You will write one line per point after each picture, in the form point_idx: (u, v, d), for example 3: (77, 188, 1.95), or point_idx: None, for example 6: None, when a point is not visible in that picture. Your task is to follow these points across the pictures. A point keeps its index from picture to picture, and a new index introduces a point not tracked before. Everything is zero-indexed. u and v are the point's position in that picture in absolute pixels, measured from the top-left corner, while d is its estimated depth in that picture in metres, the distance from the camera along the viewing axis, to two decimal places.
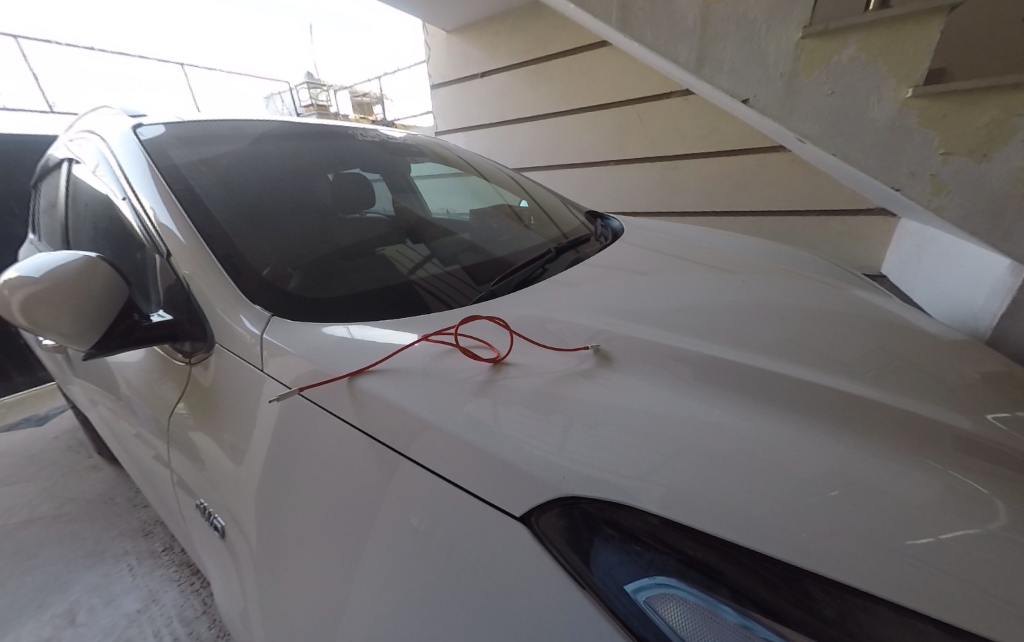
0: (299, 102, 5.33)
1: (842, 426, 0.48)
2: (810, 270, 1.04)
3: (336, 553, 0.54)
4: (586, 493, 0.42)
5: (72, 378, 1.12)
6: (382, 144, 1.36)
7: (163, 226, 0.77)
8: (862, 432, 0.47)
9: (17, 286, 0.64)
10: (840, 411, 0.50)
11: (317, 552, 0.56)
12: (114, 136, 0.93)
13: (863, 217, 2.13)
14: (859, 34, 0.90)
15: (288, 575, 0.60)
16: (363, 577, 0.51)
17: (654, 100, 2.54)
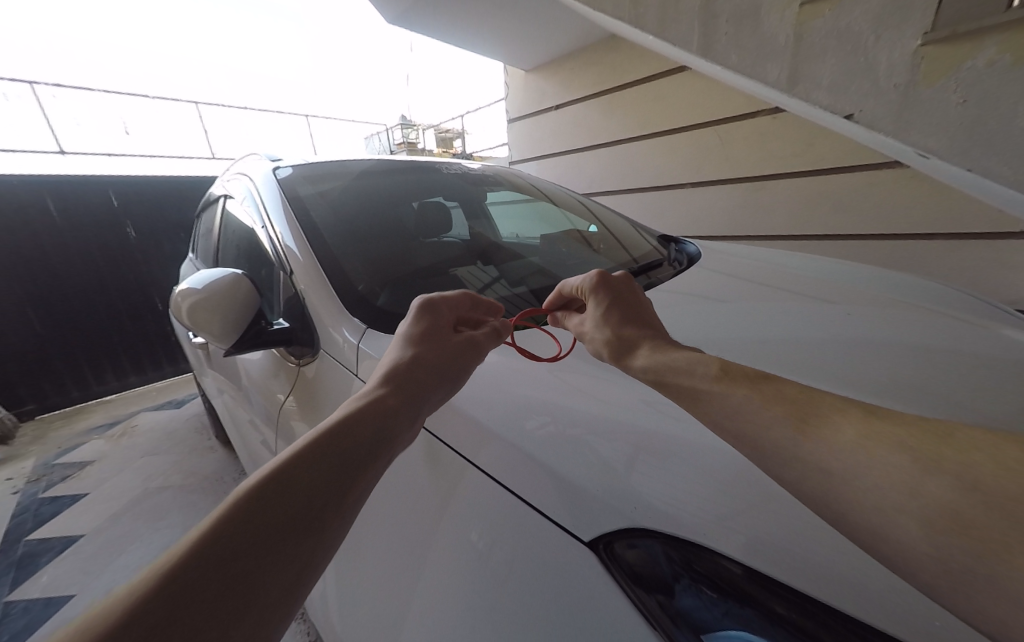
0: (393, 140, 5.99)
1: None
2: (936, 301, 0.89)
3: (397, 555, 0.56)
4: (658, 527, 0.41)
5: (208, 371, 1.35)
6: (463, 175, 1.48)
7: (288, 248, 0.91)
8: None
9: (186, 295, 0.80)
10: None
11: (383, 551, 0.58)
12: (259, 176, 1.15)
13: (1014, 241, 1.77)
14: (999, 35, 0.78)
15: (351, 568, 0.64)
16: (425, 584, 0.52)
17: (737, 120, 2.42)
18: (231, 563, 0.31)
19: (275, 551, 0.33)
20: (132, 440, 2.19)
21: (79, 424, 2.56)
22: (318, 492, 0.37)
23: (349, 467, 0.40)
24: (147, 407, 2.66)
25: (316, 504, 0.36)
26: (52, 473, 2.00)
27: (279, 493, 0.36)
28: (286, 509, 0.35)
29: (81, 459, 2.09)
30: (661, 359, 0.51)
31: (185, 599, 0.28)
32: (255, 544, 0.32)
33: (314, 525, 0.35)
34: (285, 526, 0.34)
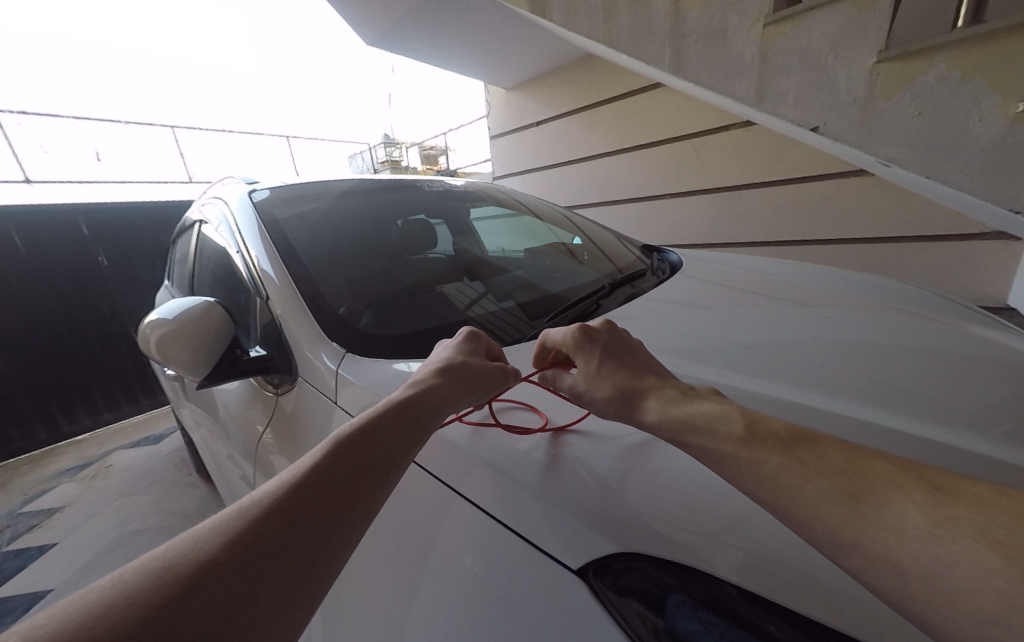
0: (377, 159, 6.03)
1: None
2: (909, 302, 0.92)
3: (378, 597, 0.52)
4: (651, 550, 0.40)
5: (185, 403, 1.30)
6: (445, 192, 1.49)
7: (265, 272, 0.89)
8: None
9: (155, 326, 0.76)
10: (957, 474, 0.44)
11: (364, 597, 0.54)
12: (234, 200, 1.13)
13: (976, 241, 1.85)
14: (948, 51, 0.83)
15: (332, 617, 0.59)
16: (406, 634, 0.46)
17: (711, 132, 2.50)
18: (296, 524, 0.32)
19: (331, 518, 0.34)
20: (105, 480, 2.10)
21: (50, 466, 2.43)
22: (367, 471, 0.39)
23: (396, 449, 0.42)
24: (123, 443, 2.55)
25: (367, 482, 0.38)
26: (17, 523, 1.89)
27: (333, 467, 0.37)
28: (339, 483, 0.36)
29: (50, 505, 1.98)
30: (674, 412, 0.45)
31: (255, 555, 0.30)
32: (313, 510, 0.34)
33: (365, 501, 0.36)
34: (340, 496, 0.35)
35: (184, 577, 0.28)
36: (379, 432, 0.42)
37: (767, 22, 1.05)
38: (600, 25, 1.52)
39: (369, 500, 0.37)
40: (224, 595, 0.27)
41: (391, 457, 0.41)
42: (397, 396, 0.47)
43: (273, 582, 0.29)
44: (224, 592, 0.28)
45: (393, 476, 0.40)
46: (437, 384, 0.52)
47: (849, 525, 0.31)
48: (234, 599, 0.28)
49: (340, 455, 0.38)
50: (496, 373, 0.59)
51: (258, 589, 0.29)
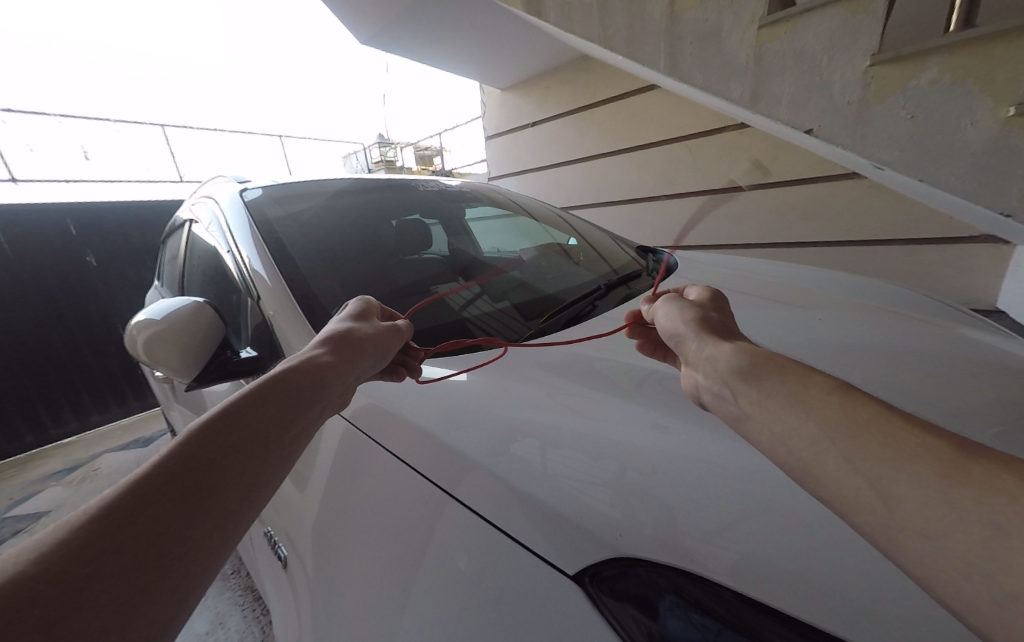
0: (372, 159, 6.00)
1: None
2: (901, 303, 0.93)
3: (370, 602, 0.52)
4: (647, 554, 0.40)
5: (174, 406, 1.28)
6: (440, 192, 1.48)
7: (256, 272, 0.88)
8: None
9: (143, 327, 0.74)
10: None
11: (357, 601, 0.54)
12: (225, 199, 1.11)
13: (963, 244, 1.88)
14: (940, 55, 0.84)
15: (324, 620, 0.59)
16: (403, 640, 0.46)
17: (705, 135, 2.52)
18: (152, 516, 0.30)
19: (197, 502, 0.33)
20: (93, 484, 2.06)
21: (36, 470, 2.39)
22: (239, 452, 0.37)
23: (270, 427, 0.41)
24: (112, 446, 2.51)
25: (239, 462, 0.37)
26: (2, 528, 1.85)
27: (193, 454, 0.35)
28: (203, 467, 0.35)
29: (36, 509, 1.95)
30: (756, 352, 0.43)
31: (99, 555, 0.28)
32: (171, 497, 0.32)
33: (239, 479, 0.36)
34: (205, 481, 0.34)
35: (6, 596, 0.24)
36: (251, 415, 0.41)
37: (762, 25, 1.06)
38: (596, 26, 1.52)
39: (242, 477, 0.36)
40: (67, 600, 0.25)
41: (267, 436, 0.40)
42: (263, 379, 0.45)
43: (130, 575, 0.28)
44: (64, 598, 0.25)
45: (272, 452, 0.39)
46: (319, 359, 0.50)
47: (846, 522, 0.31)
48: (76, 602, 0.26)
49: (201, 442, 0.36)
50: (381, 348, 0.58)
51: (103, 590, 0.27)
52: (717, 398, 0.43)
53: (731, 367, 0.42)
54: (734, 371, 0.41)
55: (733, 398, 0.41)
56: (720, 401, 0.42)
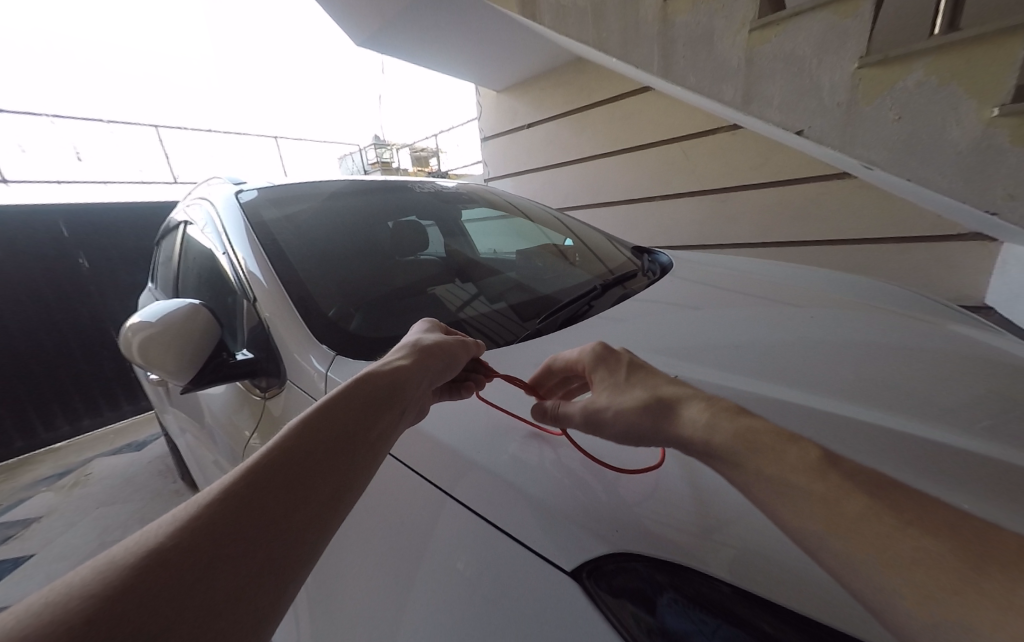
0: (367, 161, 5.99)
1: (947, 484, 0.43)
2: (892, 301, 0.94)
3: (369, 601, 0.52)
4: (644, 550, 0.40)
5: (168, 408, 1.27)
6: (436, 194, 1.48)
7: (251, 274, 0.88)
8: (972, 494, 0.42)
9: (139, 330, 0.74)
10: (938, 469, 0.45)
11: (355, 602, 0.54)
12: (220, 201, 1.11)
13: (953, 242, 1.91)
14: (926, 58, 0.86)
15: (324, 620, 0.59)
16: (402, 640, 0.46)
17: (699, 136, 2.54)
18: (253, 511, 0.31)
19: (292, 503, 0.33)
20: (85, 489, 2.04)
21: (27, 475, 2.36)
22: (330, 456, 0.37)
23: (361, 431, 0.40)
24: (104, 450, 2.48)
25: (331, 467, 0.36)
26: None
27: (292, 454, 0.36)
28: (300, 469, 0.35)
29: (27, 514, 1.92)
30: (723, 424, 0.40)
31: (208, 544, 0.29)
32: (269, 496, 0.33)
33: (330, 485, 0.35)
34: (299, 483, 0.34)
35: (134, 572, 0.27)
36: (343, 417, 0.41)
37: (752, 28, 1.08)
38: (589, 29, 1.53)
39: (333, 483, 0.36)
40: (180, 582, 0.27)
41: (357, 442, 0.39)
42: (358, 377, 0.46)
43: (231, 567, 0.28)
44: (180, 580, 0.27)
45: (362, 456, 0.39)
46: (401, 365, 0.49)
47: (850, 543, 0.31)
48: (186, 588, 0.27)
49: (300, 443, 0.37)
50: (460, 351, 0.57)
51: (209, 575, 0.28)
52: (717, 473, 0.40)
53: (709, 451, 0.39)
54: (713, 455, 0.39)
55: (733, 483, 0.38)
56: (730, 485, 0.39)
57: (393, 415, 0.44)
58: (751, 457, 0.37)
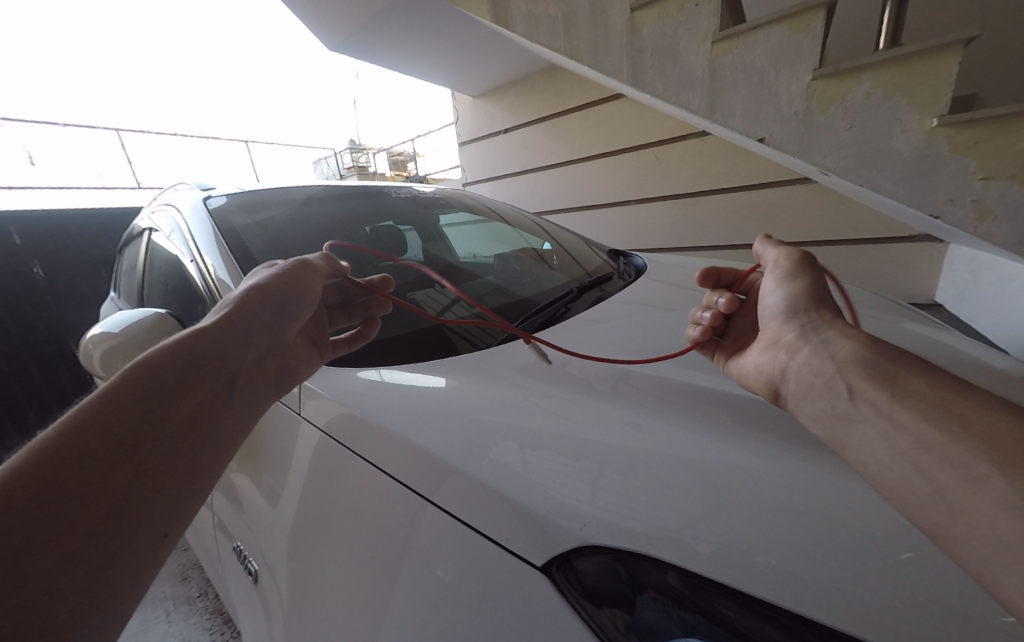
0: (343, 165, 5.89)
1: None
2: (851, 300, 0.99)
3: (346, 609, 0.52)
4: (611, 542, 0.42)
5: None
6: (414, 198, 1.48)
7: (221, 281, 0.86)
8: None
9: (100, 341, 0.71)
10: None
11: (334, 611, 0.53)
12: (187, 207, 1.08)
13: (905, 244, 2.03)
14: (873, 71, 0.92)
15: (300, 630, 0.58)
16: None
17: (671, 142, 2.61)
18: (69, 475, 0.34)
19: (117, 459, 0.36)
20: None
21: None
22: (154, 411, 0.41)
23: (179, 393, 0.43)
24: None
25: (152, 424, 0.40)
26: None
27: (92, 420, 0.38)
28: (104, 443, 0.37)
29: None
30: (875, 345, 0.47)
31: (12, 527, 0.30)
32: (84, 458, 0.35)
33: (161, 437, 0.40)
34: (118, 438, 0.37)
35: None
36: (150, 380, 0.43)
37: (715, 40, 1.13)
38: (561, 37, 1.57)
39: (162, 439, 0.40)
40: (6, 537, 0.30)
41: (182, 400, 0.43)
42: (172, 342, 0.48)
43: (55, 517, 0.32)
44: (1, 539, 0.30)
45: (188, 411, 0.43)
46: (218, 324, 0.51)
47: None
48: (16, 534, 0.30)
49: (100, 410, 0.38)
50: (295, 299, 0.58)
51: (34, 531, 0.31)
52: (824, 390, 0.47)
53: (858, 359, 0.46)
54: (853, 365, 0.46)
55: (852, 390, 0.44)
56: (834, 398, 0.46)
57: (219, 375, 0.48)
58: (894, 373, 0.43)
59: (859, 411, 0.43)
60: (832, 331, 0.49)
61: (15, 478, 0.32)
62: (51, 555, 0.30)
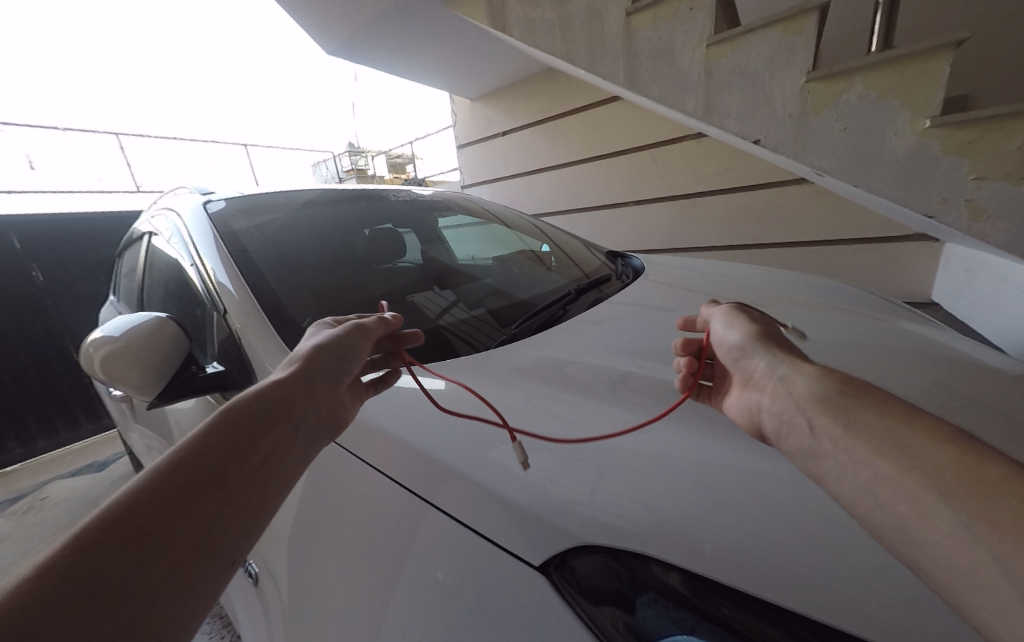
0: (342, 168, 5.90)
1: None
2: (847, 300, 1.00)
3: (345, 613, 0.52)
4: (607, 541, 0.42)
5: (133, 426, 1.22)
6: (413, 201, 1.48)
7: (221, 285, 0.86)
8: None
9: (100, 345, 0.72)
10: None
11: (333, 615, 0.53)
12: (187, 211, 1.08)
13: (901, 244, 2.04)
14: (865, 73, 0.93)
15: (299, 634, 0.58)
16: None
17: (668, 143, 2.63)
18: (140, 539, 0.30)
19: (187, 523, 0.32)
20: (40, 515, 1.91)
21: None
22: (231, 467, 0.37)
23: (254, 445, 0.40)
24: (60, 473, 2.33)
25: (225, 481, 0.36)
26: None
27: (176, 476, 0.34)
28: (179, 501, 0.33)
29: None
30: (833, 376, 0.45)
31: (74, 600, 0.26)
32: (158, 520, 0.31)
33: (233, 498, 0.35)
34: (193, 496, 0.34)
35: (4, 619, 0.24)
36: (229, 431, 0.40)
37: (710, 44, 1.14)
38: (558, 41, 1.58)
39: (236, 500, 0.35)
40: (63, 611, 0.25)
41: (257, 454, 0.39)
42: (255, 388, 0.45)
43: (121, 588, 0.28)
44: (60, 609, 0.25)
45: (262, 468, 0.39)
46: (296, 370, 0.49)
47: None
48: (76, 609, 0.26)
49: (184, 465, 0.35)
50: (362, 341, 0.56)
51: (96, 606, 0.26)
52: (788, 426, 0.45)
53: (812, 394, 0.44)
54: (811, 400, 0.43)
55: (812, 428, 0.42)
56: (798, 439, 0.43)
57: (293, 424, 0.44)
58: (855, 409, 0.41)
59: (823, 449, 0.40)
60: (789, 367, 0.48)
61: (94, 537, 0.29)
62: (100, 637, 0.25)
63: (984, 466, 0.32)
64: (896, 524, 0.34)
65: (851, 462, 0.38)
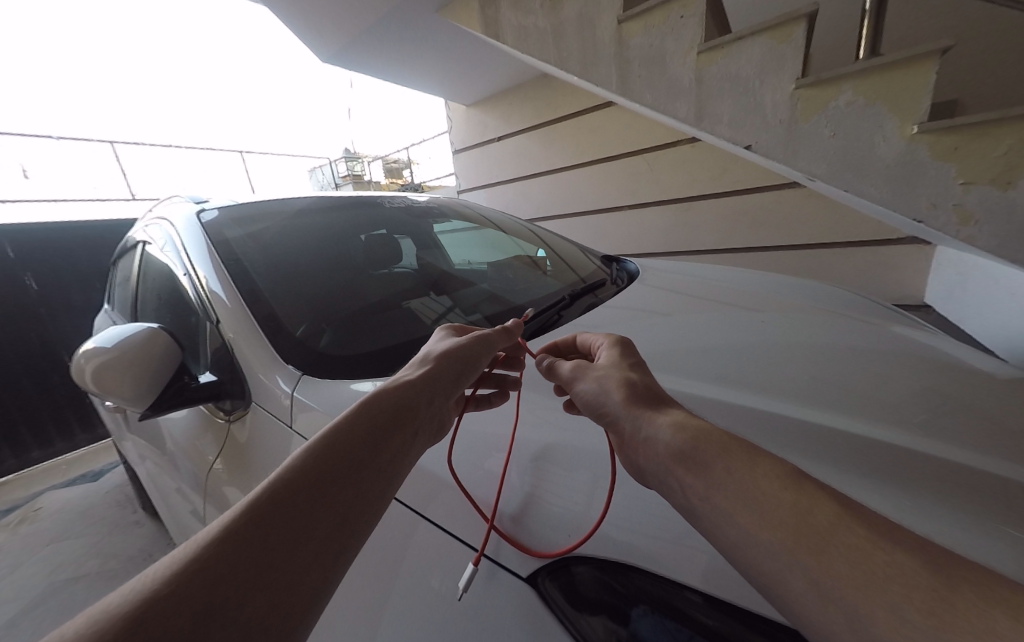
0: (338, 174, 5.91)
1: (893, 480, 0.45)
2: (839, 304, 1.00)
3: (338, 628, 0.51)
4: (596, 552, 0.43)
5: (126, 435, 1.21)
6: (408, 207, 1.49)
7: (214, 294, 0.86)
8: (912, 486, 0.44)
9: (92, 356, 0.71)
10: (884, 464, 0.47)
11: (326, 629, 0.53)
12: (180, 220, 1.08)
13: (894, 246, 2.05)
14: (853, 80, 0.94)
15: None
16: None
17: (662, 148, 2.64)
18: (295, 518, 0.35)
19: (327, 514, 0.36)
20: (32, 525, 1.89)
21: None
22: (364, 464, 0.41)
23: (382, 447, 0.44)
24: (54, 483, 2.31)
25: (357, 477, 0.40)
26: None
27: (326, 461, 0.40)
28: (324, 489, 0.38)
29: None
30: (690, 426, 0.44)
31: (243, 563, 0.31)
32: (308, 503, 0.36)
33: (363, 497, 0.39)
34: (333, 487, 0.38)
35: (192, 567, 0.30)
36: (364, 426, 0.44)
37: (700, 51, 1.15)
38: (551, 47, 1.59)
39: (364, 498, 0.39)
40: (231, 575, 0.30)
41: (385, 456, 0.43)
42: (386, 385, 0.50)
43: (274, 562, 0.32)
44: (230, 571, 0.30)
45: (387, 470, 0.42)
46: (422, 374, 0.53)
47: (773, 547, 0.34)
48: (243, 573, 0.31)
49: (330, 452, 0.41)
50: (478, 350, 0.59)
51: (257, 573, 0.31)
52: (665, 486, 0.42)
53: (672, 448, 0.42)
54: (677, 459, 0.41)
55: (682, 485, 0.40)
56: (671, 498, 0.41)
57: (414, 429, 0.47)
58: (720, 462, 0.39)
59: (695, 505, 0.39)
60: (646, 425, 0.45)
61: (265, 504, 0.35)
62: (253, 607, 0.30)
63: (870, 544, 0.31)
64: (779, 582, 0.33)
65: (740, 522, 0.36)
